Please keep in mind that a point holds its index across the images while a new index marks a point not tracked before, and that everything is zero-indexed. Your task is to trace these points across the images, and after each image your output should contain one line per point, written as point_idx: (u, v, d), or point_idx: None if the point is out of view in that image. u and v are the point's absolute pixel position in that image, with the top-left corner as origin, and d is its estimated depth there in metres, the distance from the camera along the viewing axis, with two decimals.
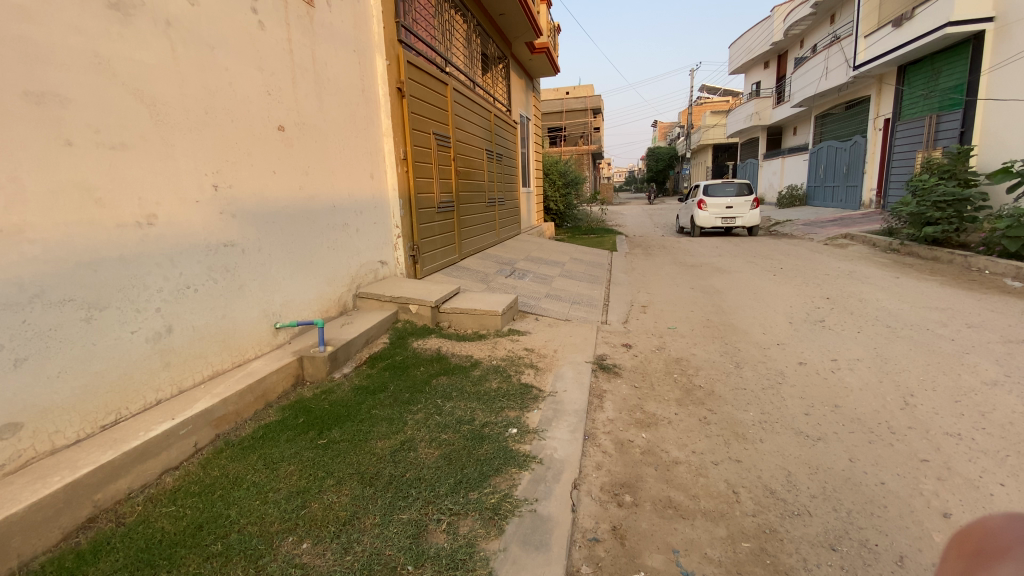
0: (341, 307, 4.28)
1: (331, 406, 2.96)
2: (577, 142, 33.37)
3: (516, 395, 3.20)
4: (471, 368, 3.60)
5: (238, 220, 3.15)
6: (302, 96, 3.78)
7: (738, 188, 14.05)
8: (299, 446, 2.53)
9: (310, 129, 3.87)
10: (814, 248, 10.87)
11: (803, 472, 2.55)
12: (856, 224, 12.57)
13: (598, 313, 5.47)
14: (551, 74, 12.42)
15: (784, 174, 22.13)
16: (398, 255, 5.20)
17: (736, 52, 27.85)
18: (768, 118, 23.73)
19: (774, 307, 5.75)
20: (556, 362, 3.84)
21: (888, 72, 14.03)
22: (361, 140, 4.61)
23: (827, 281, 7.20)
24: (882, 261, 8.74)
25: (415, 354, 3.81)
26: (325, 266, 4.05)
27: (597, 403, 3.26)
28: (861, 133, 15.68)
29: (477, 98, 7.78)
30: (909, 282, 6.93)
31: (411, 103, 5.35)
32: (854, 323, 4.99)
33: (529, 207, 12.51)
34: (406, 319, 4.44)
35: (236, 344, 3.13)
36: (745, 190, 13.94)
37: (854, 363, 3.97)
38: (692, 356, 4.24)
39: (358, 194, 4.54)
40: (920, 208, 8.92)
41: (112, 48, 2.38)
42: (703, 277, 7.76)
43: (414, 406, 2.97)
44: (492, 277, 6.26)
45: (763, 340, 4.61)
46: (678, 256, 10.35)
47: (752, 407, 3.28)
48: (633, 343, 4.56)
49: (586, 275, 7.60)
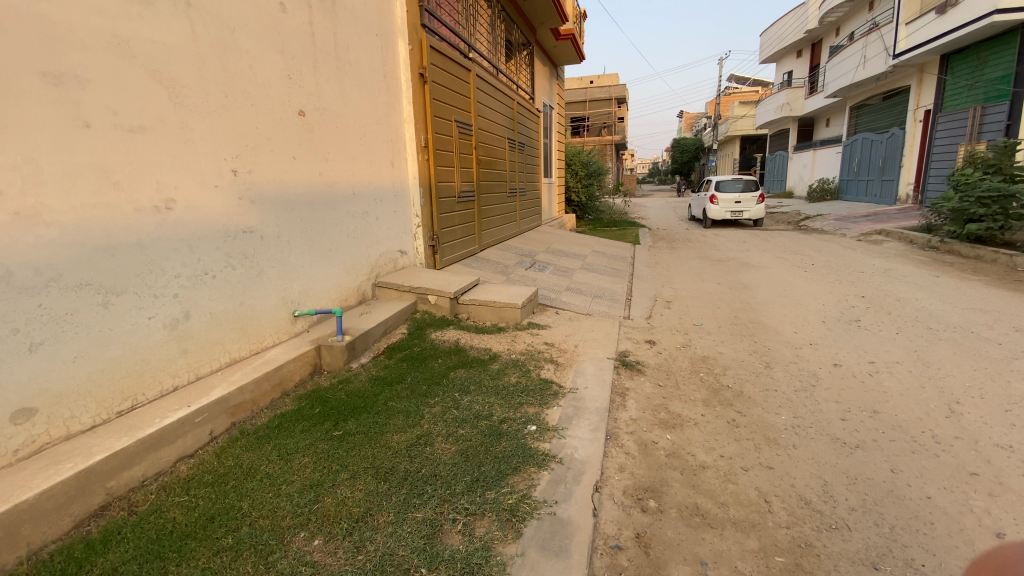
0: (359, 296, 4.23)
1: (347, 396, 2.91)
2: (601, 133, 32.86)
3: (536, 390, 3.10)
4: (489, 362, 3.51)
5: (258, 206, 3.10)
6: (323, 81, 3.71)
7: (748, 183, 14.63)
8: (315, 437, 2.48)
9: (331, 115, 3.80)
10: (847, 244, 10.46)
11: (840, 482, 2.40)
12: (891, 220, 12.06)
13: (621, 308, 5.33)
14: (577, 61, 12.16)
15: (816, 167, 21.40)
16: (418, 245, 5.14)
17: (768, 41, 26.92)
18: (799, 109, 23.17)
19: (806, 305, 5.52)
20: (576, 357, 3.73)
21: (931, 61, 13.35)
22: (382, 126, 4.53)
23: (862, 279, 6.89)
24: (920, 259, 8.34)
25: (433, 346, 3.74)
26: (345, 255, 4.01)
27: (619, 401, 3.15)
28: (899, 125, 15.01)
29: (500, 86, 7.63)
30: (950, 281, 6.58)
31: (433, 89, 5.25)
32: (893, 324, 4.74)
33: (550, 198, 12.34)
34: (424, 310, 4.37)
35: (254, 332, 3.11)
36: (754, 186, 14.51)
37: (893, 367, 3.75)
38: (719, 355, 4.08)
39: (378, 182, 4.47)
40: (962, 204, 8.46)
41: (131, 29, 2.33)
42: (730, 273, 7.52)
43: (431, 399, 2.89)
44: (512, 269, 6.16)
45: (794, 339, 4.42)
46: (704, 251, 10.08)
47: (783, 410, 3.12)
48: (657, 339, 4.42)
49: (608, 268, 7.44)
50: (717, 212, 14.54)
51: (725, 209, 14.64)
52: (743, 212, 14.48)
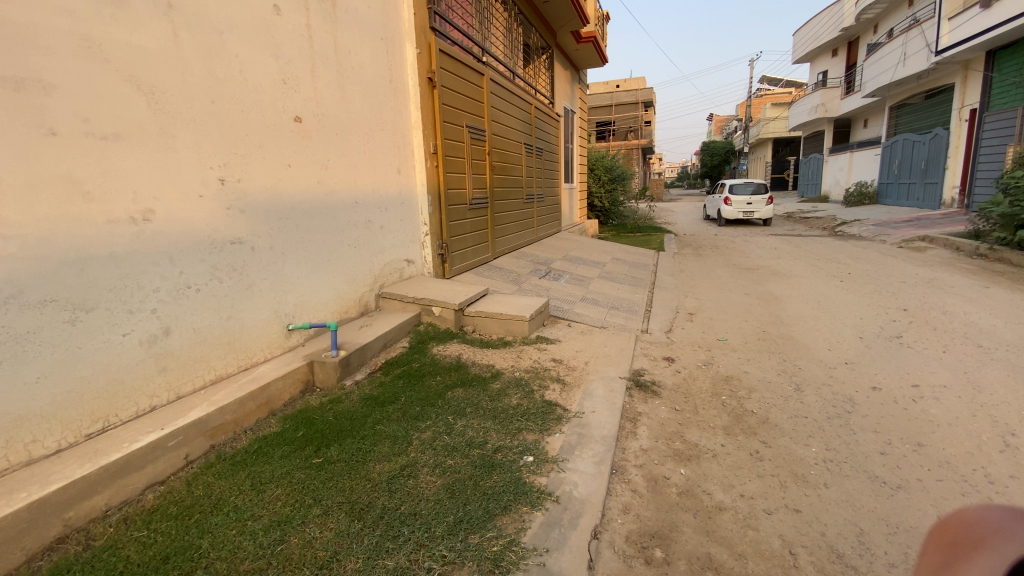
0: (362, 307, 4.08)
1: (335, 418, 2.73)
2: (626, 138, 32.36)
3: (537, 414, 2.86)
4: (491, 380, 3.28)
5: (248, 216, 2.98)
6: (322, 86, 3.59)
7: (758, 187, 16.27)
8: (292, 465, 2.31)
9: (330, 121, 3.67)
10: (886, 251, 9.85)
11: (879, 531, 2.07)
12: (936, 226, 11.32)
13: (639, 321, 5.03)
14: (599, 65, 11.90)
15: (852, 170, 20.48)
16: (426, 254, 4.98)
17: (802, 41, 26.05)
18: (835, 111, 22.30)
19: (840, 319, 5.10)
20: (586, 376, 3.47)
21: (978, 57, 12.55)
22: (387, 132, 4.39)
23: (904, 290, 6.39)
24: (968, 268, 7.73)
25: (433, 361, 3.54)
26: (346, 265, 3.86)
27: (629, 428, 2.88)
28: (944, 124, 14.17)
29: (516, 90, 7.45)
30: (1002, 293, 6.03)
31: (443, 94, 5.09)
32: (938, 341, 4.31)
33: (571, 204, 12.09)
34: (429, 322, 4.19)
35: (242, 347, 2.98)
36: (763, 189, 16.13)
37: (940, 392, 3.34)
38: (744, 375, 3.74)
39: (383, 190, 4.33)
40: (1013, 209, 7.82)
41: (106, 33, 2.24)
42: (759, 283, 7.10)
43: (423, 423, 2.69)
44: (525, 279, 5.93)
45: (828, 358, 4.06)
46: (732, 258, 9.63)
47: (814, 441, 2.79)
48: (676, 356, 4.11)
49: (628, 277, 7.12)
50: (731, 212, 16.03)
51: (738, 210, 16.21)
52: (754, 212, 16.00)
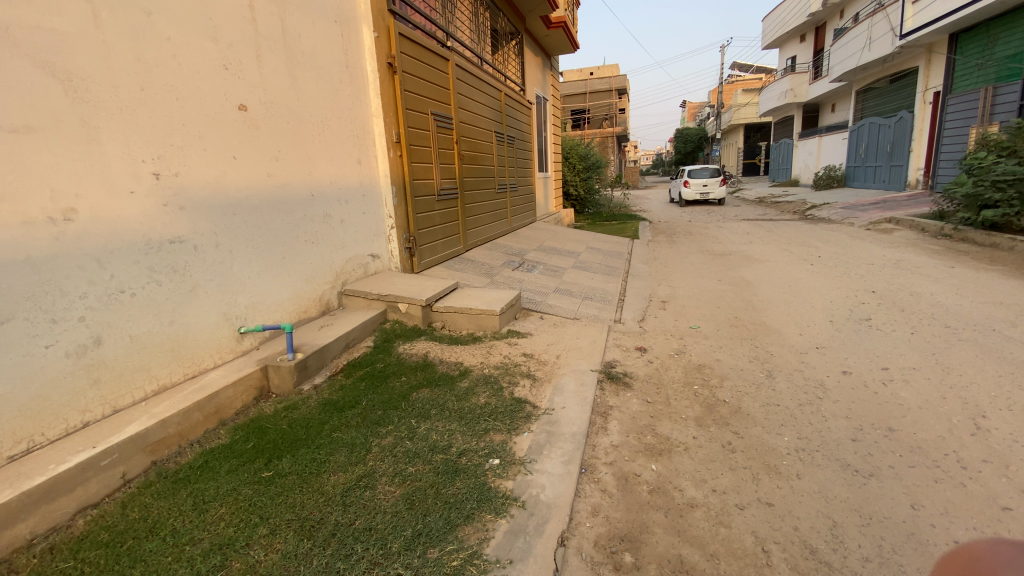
0: (323, 306, 3.90)
1: (289, 427, 2.58)
2: (601, 125, 32.28)
3: (505, 413, 2.74)
4: (458, 379, 3.15)
5: (189, 213, 2.78)
6: (269, 72, 3.37)
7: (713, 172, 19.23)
8: (239, 480, 2.16)
9: (279, 109, 3.46)
10: (855, 234, 10.02)
11: (852, 524, 2.03)
12: (902, 207, 11.57)
13: (612, 310, 4.96)
14: (570, 51, 11.74)
15: (821, 155, 20.88)
16: (393, 248, 4.80)
17: (770, 27, 26.29)
18: (804, 95, 22.63)
19: (812, 303, 5.12)
20: (557, 370, 3.37)
21: (940, 40, 12.79)
22: (345, 121, 4.18)
23: (872, 272, 6.48)
24: (933, 248, 7.89)
25: (398, 361, 3.38)
26: (303, 262, 3.67)
27: (600, 423, 2.78)
28: (908, 108, 14.47)
29: (485, 76, 7.26)
30: (967, 272, 6.15)
31: (405, 80, 4.89)
32: (907, 323, 4.35)
33: (546, 193, 11.96)
34: (395, 319, 4.03)
35: (188, 354, 2.79)
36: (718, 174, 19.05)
37: (910, 375, 3.35)
38: (716, 363, 3.70)
39: (342, 182, 4.12)
40: (977, 189, 7.99)
41: (11, 12, 2.00)
42: (732, 268, 7.12)
43: (384, 428, 2.55)
44: (497, 271, 5.79)
45: (799, 343, 4.05)
46: (705, 244, 9.67)
47: (786, 430, 2.74)
48: (648, 346, 4.04)
49: (602, 266, 7.06)
50: (691, 193, 18.85)
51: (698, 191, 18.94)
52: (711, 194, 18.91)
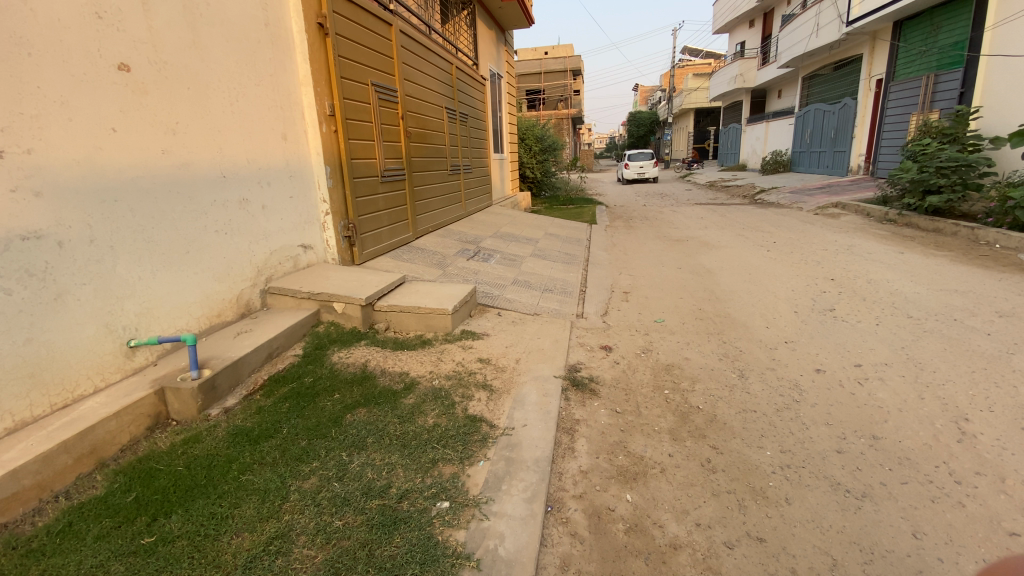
0: (242, 308, 3.33)
1: (186, 469, 2.09)
2: (556, 107, 31.89)
3: (456, 437, 2.34)
4: (401, 394, 2.71)
5: (50, 201, 2.17)
6: (160, 25, 2.73)
7: None
8: (110, 552, 1.68)
9: (176, 72, 2.83)
10: (805, 218, 10.17)
11: (854, 562, 1.78)
12: (846, 192, 11.89)
13: (573, 304, 4.62)
14: (525, 26, 11.19)
15: (768, 140, 21.42)
16: (328, 237, 4.25)
17: (721, 11, 26.53)
18: (752, 80, 23.05)
19: (775, 292, 4.98)
20: (516, 378, 2.99)
21: (884, 28, 13.10)
22: (266, 89, 3.57)
23: (828, 258, 6.46)
24: (880, 233, 8.06)
25: (331, 373, 2.91)
26: (214, 258, 3.10)
27: (566, 442, 2.44)
28: (852, 94, 14.89)
29: (434, 46, 6.65)
30: (916, 258, 6.25)
31: (339, 45, 4.28)
32: (870, 313, 4.27)
33: (502, 175, 11.47)
34: (330, 321, 3.52)
35: (56, 379, 2.22)
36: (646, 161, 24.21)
37: (884, 372, 3.20)
38: (685, 363, 3.42)
39: (263, 161, 3.53)
40: (922, 175, 8.19)
41: None
42: (692, 255, 6.96)
43: (307, 466, 2.10)
44: (450, 260, 5.32)
45: (768, 337, 3.86)
46: (662, 230, 9.53)
47: (768, 443, 2.49)
48: (613, 344, 3.73)
49: (561, 254, 6.72)
50: (631, 173, 22.79)
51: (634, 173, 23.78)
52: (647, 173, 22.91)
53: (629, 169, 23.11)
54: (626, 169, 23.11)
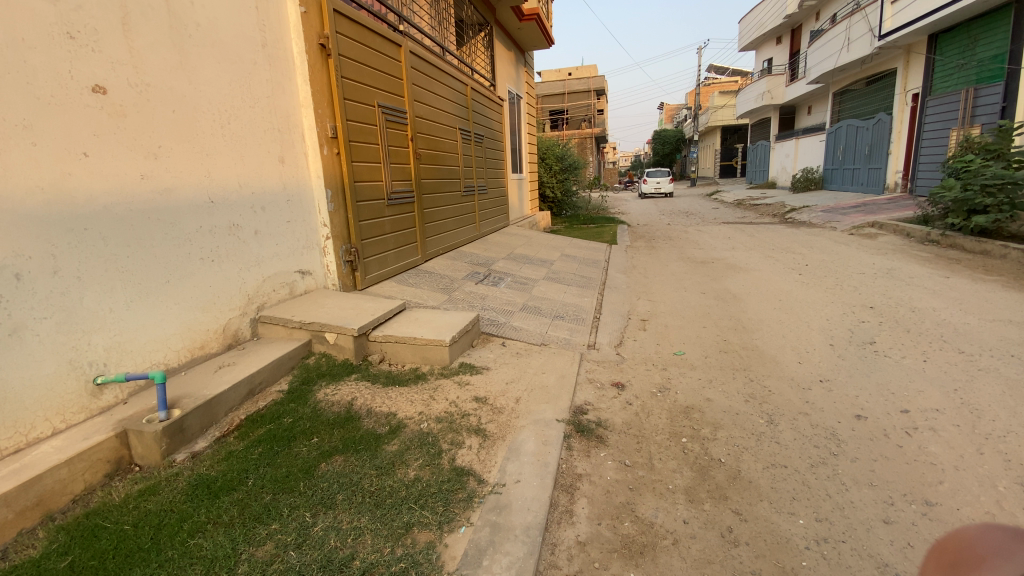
0: (228, 339, 3.17)
1: (134, 528, 1.88)
2: (580, 126, 31.88)
3: (438, 494, 2.08)
4: (384, 439, 2.46)
5: (8, 230, 2.05)
6: (143, 46, 2.65)
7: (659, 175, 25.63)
8: None
9: (160, 94, 2.73)
10: (839, 239, 9.64)
11: None
12: (883, 211, 11.29)
13: (585, 333, 4.33)
14: (544, 47, 11.15)
15: (797, 157, 20.83)
16: (329, 262, 4.09)
17: (746, 29, 26.27)
18: (780, 97, 22.58)
19: (806, 322, 4.58)
20: (514, 421, 2.71)
21: (918, 41, 12.57)
22: (261, 112, 3.46)
23: (865, 283, 6.01)
24: (922, 255, 7.52)
25: (314, 413, 2.69)
26: (198, 286, 2.95)
27: (563, 504, 2.13)
28: (887, 110, 14.29)
29: (447, 67, 6.57)
30: (964, 283, 5.74)
31: (342, 66, 4.18)
32: (916, 347, 3.84)
33: (521, 196, 11.33)
34: (322, 352, 3.31)
35: (9, 420, 2.05)
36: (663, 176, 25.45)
37: (936, 421, 2.79)
38: (707, 405, 3.07)
39: (257, 185, 3.41)
40: (966, 193, 7.64)
41: None
42: (716, 279, 6.58)
43: (263, 529, 1.86)
44: (458, 285, 5.11)
45: (800, 374, 3.48)
46: (686, 250, 9.15)
47: (801, 509, 2.13)
48: (626, 381, 3.41)
49: (576, 277, 6.43)
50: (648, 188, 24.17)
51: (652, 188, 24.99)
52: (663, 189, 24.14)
53: (647, 184, 24.37)
54: (644, 184, 24.37)
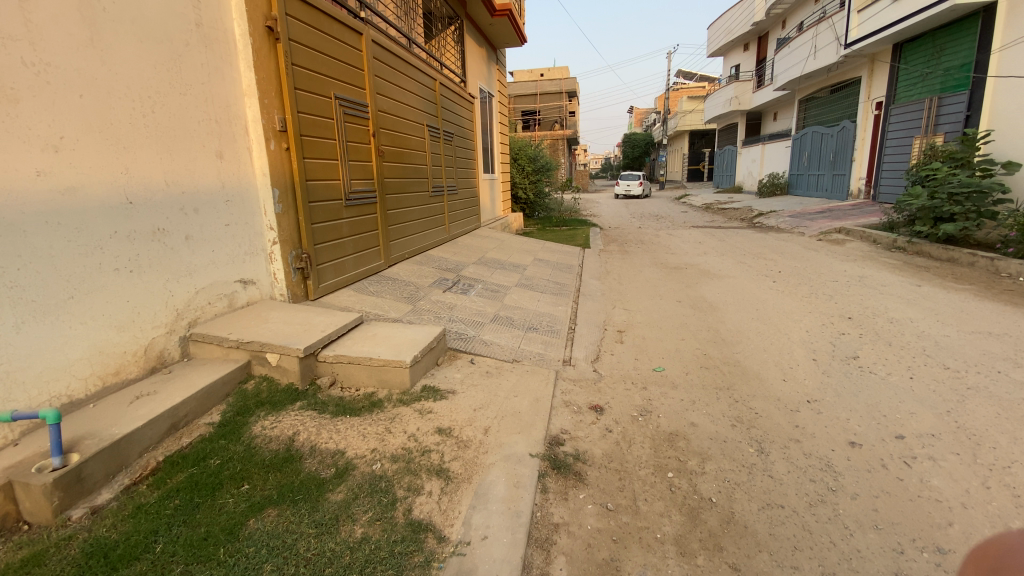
0: (151, 361, 2.73)
1: None
2: (552, 127, 31.75)
3: (389, 560, 1.73)
4: (328, 487, 2.10)
5: None
6: (42, 17, 2.20)
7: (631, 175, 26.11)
8: None
9: (64, 75, 2.29)
10: (808, 244, 9.69)
11: None
12: (848, 217, 11.49)
13: (560, 347, 4.04)
14: (518, 44, 10.85)
15: (763, 162, 21.22)
16: (276, 269, 3.67)
17: (715, 35, 26.66)
18: (747, 103, 22.97)
19: (786, 334, 4.41)
20: (482, 457, 2.40)
21: (882, 50, 12.85)
22: (194, 99, 3.03)
23: (839, 291, 5.95)
24: (892, 262, 7.56)
25: (248, 451, 2.30)
26: (112, 302, 2.50)
27: (539, 566, 1.83)
28: (851, 117, 14.61)
29: (414, 59, 6.17)
30: (936, 292, 5.74)
31: (293, 52, 3.77)
32: (900, 363, 3.71)
33: (493, 196, 11.00)
34: (263, 375, 2.91)
35: None
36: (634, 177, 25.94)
37: (934, 449, 2.61)
38: (691, 431, 2.82)
39: (189, 184, 2.98)
40: (933, 202, 7.74)
41: None
42: (692, 286, 6.42)
43: None
44: (423, 293, 4.75)
45: (786, 393, 3.29)
46: (659, 255, 9.02)
47: (805, 562, 1.89)
48: (604, 404, 3.14)
49: (550, 284, 6.15)
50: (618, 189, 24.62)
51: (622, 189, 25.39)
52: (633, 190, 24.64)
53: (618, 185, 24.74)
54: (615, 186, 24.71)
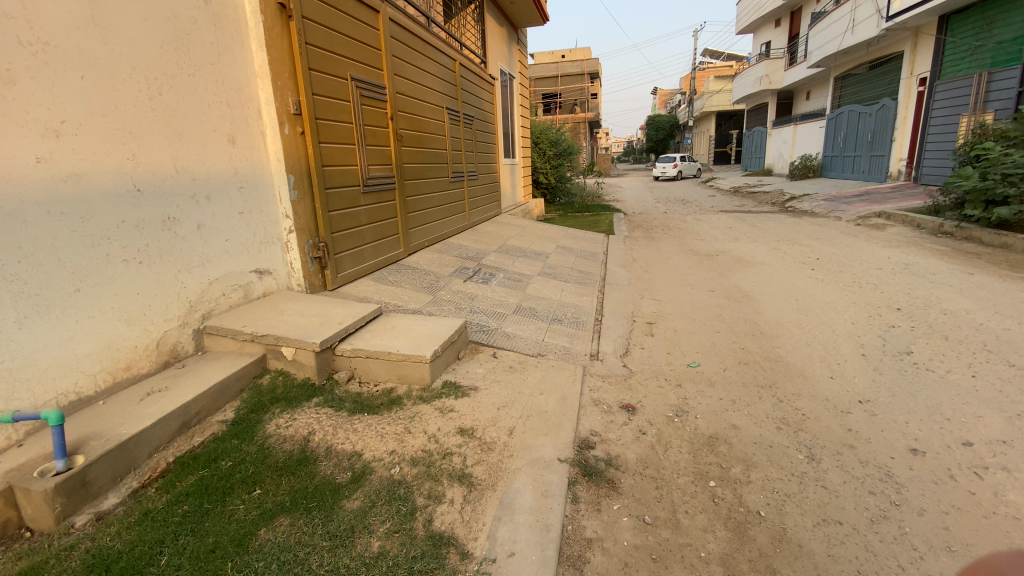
0: (164, 355, 2.64)
1: None
2: (573, 110, 31.05)
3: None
4: (343, 493, 1.97)
5: None
6: None
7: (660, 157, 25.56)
8: None
9: (64, 56, 2.16)
10: (845, 230, 9.20)
11: None
12: (888, 200, 10.89)
13: (586, 340, 3.84)
14: (539, 24, 10.48)
15: (795, 144, 20.37)
16: (292, 259, 3.55)
17: (744, 11, 25.58)
18: (778, 82, 22.03)
19: (830, 326, 4.12)
20: (507, 462, 2.23)
21: (928, 22, 12.05)
22: (204, 81, 2.88)
23: (884, 279, 5.57)
24: (939, 248, 7.09)
25: (261, 452, 2.19)
26: (121, 295, 2.40)
27: None
28: (891, 95, 13.82)
29: (432, 38, 5.94)
30: (991, 281, 5.32)
31: (306, 30, 3.59)
32: (960, 359, 3.40)
33: (513, 182, 10.75)
34: (279, 370, 2.79)
35: None
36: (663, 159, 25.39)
37: (1007, 458, 2.35)
38: (733, 434, 2.61)
39: (200, 171, 2.85)
40: (986, 183, 7.20)
41: None
42: (724, 274, 6.11)
43: None
44: (444, 283, 4.59)
45: (835, 392, 3.04)
46: (687, 242, 8.68)
47: None
48: (636, 402, 2.94)
49: (574, 272, 5.93)
50: None
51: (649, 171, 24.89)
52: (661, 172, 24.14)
53: None
54: None
